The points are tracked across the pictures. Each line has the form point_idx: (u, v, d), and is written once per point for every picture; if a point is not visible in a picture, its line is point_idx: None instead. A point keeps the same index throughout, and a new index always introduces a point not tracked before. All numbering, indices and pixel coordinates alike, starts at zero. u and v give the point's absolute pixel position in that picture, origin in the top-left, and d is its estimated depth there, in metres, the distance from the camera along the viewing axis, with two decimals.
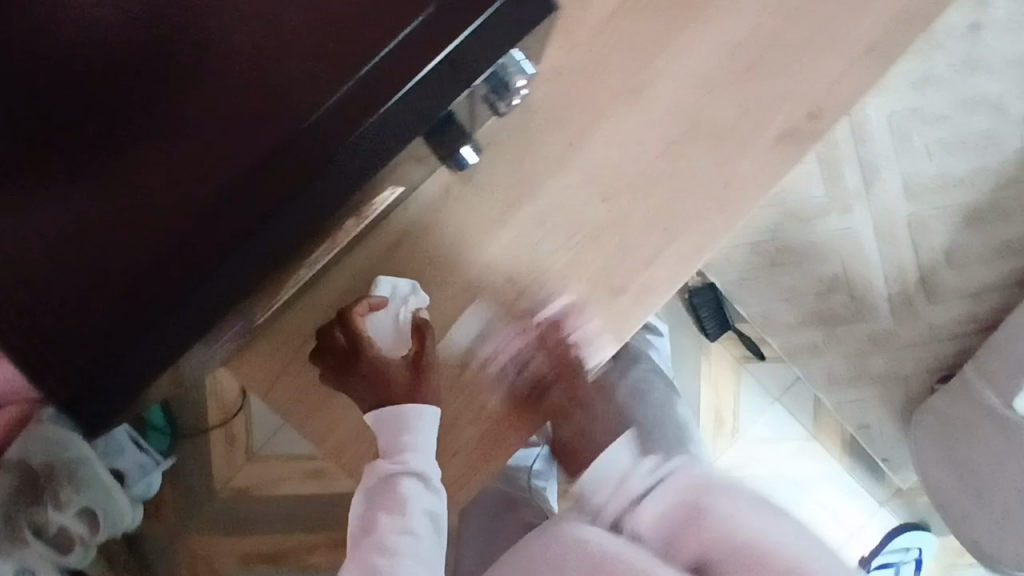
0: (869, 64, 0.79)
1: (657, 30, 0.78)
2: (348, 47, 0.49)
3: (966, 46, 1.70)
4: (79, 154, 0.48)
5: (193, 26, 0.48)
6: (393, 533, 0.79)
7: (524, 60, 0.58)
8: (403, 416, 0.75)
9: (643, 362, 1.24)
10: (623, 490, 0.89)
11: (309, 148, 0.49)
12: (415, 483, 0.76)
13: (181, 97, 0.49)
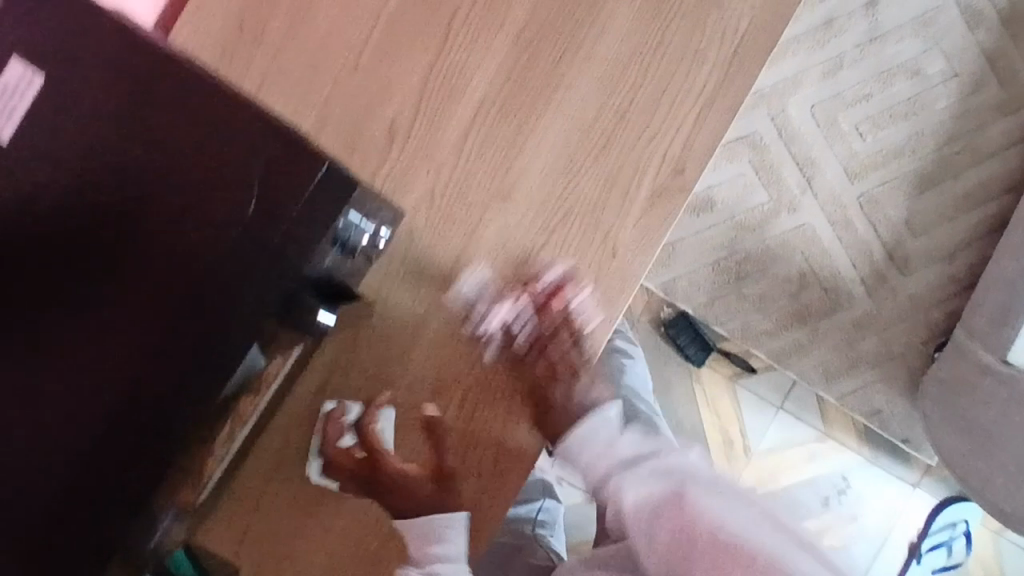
0: (717, 111, 0.83)
1: (512, 132, 0.83)
2: (194, 246, 0.56)
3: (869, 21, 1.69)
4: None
5: (58, 262, 0.56)
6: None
7: (364, 217, 0.66)
8: (435, 526, 0.78)
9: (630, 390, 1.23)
10: (608, 446, 0.85)
11: (186, 332, 0.57)
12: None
13: (65, 321, 0.56)
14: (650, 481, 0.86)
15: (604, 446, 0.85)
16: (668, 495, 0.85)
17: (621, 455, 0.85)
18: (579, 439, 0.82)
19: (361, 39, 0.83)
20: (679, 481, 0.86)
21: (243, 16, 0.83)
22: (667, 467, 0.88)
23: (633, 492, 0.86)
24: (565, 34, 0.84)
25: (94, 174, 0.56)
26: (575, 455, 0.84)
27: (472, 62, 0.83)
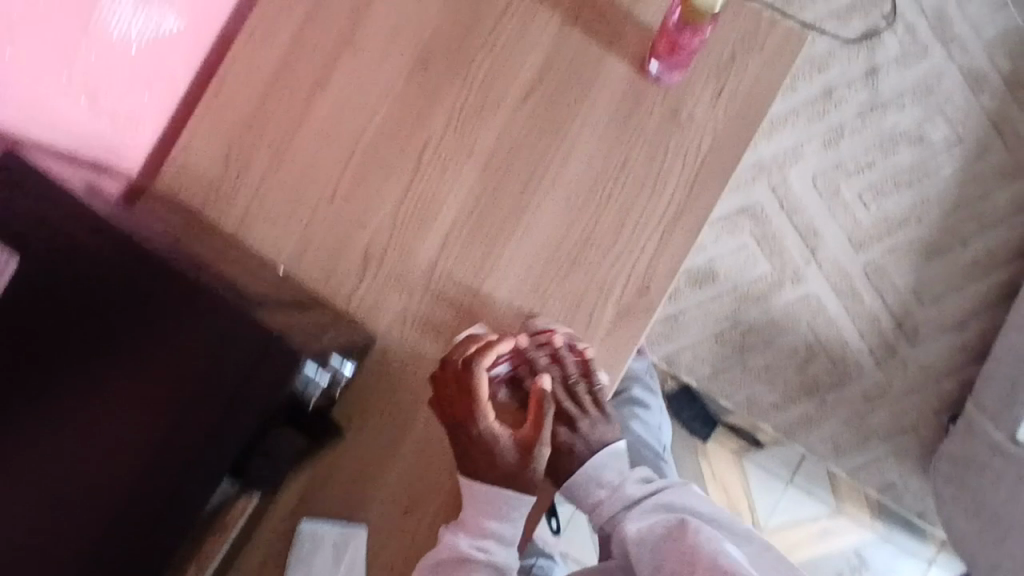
0: (679, 232, 0.86)
1: (481, 258, 0.87)
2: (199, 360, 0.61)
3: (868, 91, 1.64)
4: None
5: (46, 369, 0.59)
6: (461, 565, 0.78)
7: (317, 371, 0.69)
8: (501, 499, 0.79)
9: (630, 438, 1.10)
10: (613, 489, 0.80)
11: (191, 434, 0.61)
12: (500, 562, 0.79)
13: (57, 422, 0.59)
14: (655, 512, 0.76)
15: (610, 486, 0.80)
16: (660, 527, 0.73)
17: (626, 496, 0.79)
18: (589, 474, 0.82)
19: (337, 170, 0.87)
20: (674, 505, 0.76)
21: (226, 154, 0.87)
22: (653, 500, 0.77)
23: (639, 523, 0.75)
24: (532, 160, 0.87)
25: (88, 285, 0.61)
26: (579, 484, 0.82)
27: (443, 190, 0.87)
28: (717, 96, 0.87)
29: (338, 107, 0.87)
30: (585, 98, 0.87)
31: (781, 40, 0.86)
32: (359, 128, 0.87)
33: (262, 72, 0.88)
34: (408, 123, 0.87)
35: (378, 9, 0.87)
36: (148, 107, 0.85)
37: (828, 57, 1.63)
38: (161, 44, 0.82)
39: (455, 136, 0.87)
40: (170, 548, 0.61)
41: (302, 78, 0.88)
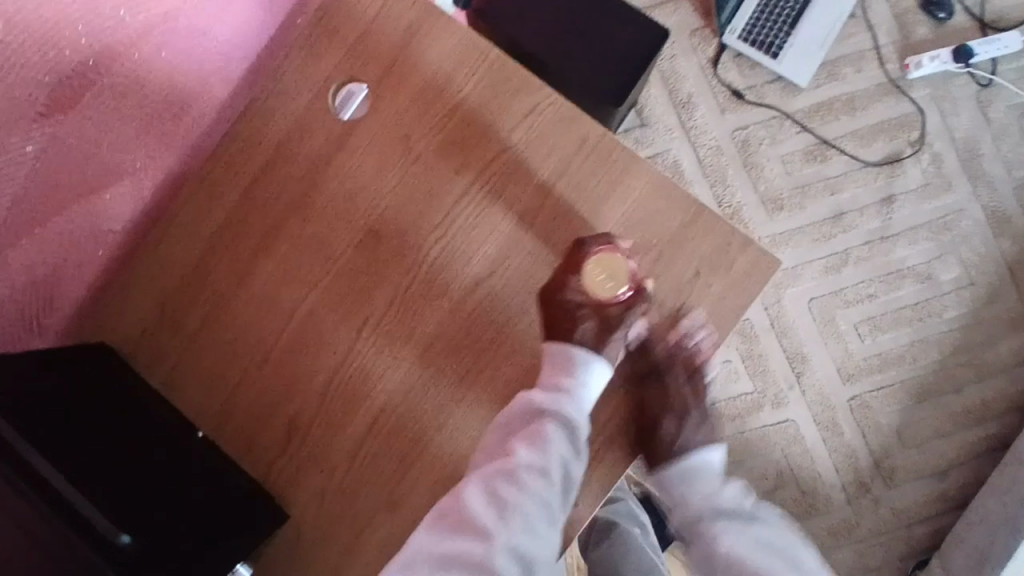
0: (616, 445, 0.81)
1: (410, 442, 0.81)
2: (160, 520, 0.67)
3: (882, 219, 1.58)
4: None
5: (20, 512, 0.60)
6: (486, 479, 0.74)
7: None
8: (571, 355, 0.77)
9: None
10: (704, 497, 0.78)
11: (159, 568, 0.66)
12: (519, 491, 0.73)
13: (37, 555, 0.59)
14: (732, 536, 0.75)
15: (705, 494, 0.79)
16: (720, 559, 0.74)
17: (717, 504, 0.77)
18: (683, 471, 0.80)
19: (269, 337, 0.84)
20: (743, 554, 0.73)
21: (165, 302, 0.85)
22: (729, 543, 0.74)
23: (729, 543, 0.74)
24: (468, 353, 0.82)
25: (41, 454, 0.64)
26: (675, 483, 0.81)
27: (373, 369, 0.83)
28: (674, 312, 0.81)
29: (280, 271, 0.84)
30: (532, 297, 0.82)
31: (753, 261, 0.80)
32: (298, 297, 0.84)
33: (209, 224, 0.85)
34: (348, 298, 0.84)
35: (335, 173, 0.84)
36: (90, 261, 0.82)
37: (840, 181, 1.57)
38: (87, 215, 0.78)
39: (393, 320, 0.83)
40: None
41: (249, 234, 0.85)
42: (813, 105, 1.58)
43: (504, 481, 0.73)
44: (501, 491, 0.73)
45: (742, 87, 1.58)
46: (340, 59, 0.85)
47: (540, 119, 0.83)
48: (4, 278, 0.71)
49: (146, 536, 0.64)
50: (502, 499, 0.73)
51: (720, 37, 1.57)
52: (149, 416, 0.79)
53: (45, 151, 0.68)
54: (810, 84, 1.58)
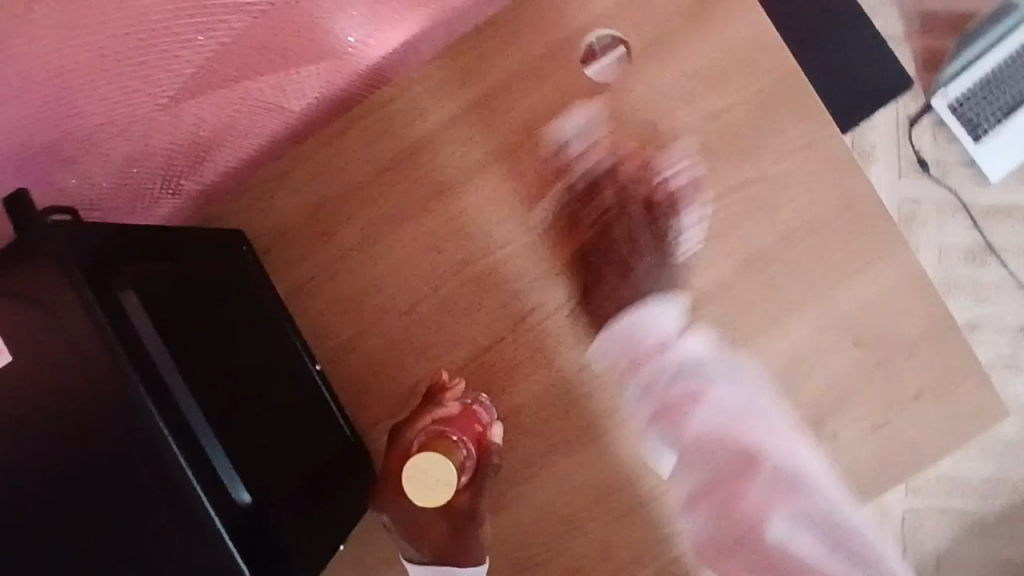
0: None
1: (541, 452, 0.74)
2: (297, 385, 0.69)
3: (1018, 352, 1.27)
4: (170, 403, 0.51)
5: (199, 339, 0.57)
6: (655, 421, 0.68)
7: (347, 481, 0.69)
8: None
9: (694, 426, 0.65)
10: (688, 396, 0.65)
11: (300, 427, 0.66)
12: (706, 424, 0.64)
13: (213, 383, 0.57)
14: (780, 497, 0.60)
15: (662, 333, 0.67)
16: (746, 518, 0.60)
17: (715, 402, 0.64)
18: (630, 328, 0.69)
19: (424, 292, 0.74)
20: (772, 505, 0.60)
21: (323, 203, 0.74)
22: (769, 441, 0.63)
23: (782, 521, 0.59)
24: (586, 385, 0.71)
25: (198, 297, 0.60)
26: (658, 394, 0.67)
27: (528, 365, 0.73)
28: (877, 424, 0.72)
29: (457, 225, 0.73)
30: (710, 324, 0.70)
31: (979, 405, 0.71)
32: (468, 258, 0.73)
33: (399, 140, 0.73)
34: (526, 276, 0.73)
35: (556, 137, 0.72)
36: (257, 135, 0.70)
37: (992, 290, 1.26)
38: (285, 85, 0.65)
39: (562, 324, 0.73)
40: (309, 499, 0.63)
41: (438, 170, 0.73)
42: (997, 205, 1.28)
43: (704, 411, 0.64)
44: (656, 422, 0.67)
45: (926, 154, 1.29)
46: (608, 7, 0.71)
47: (810, 163, 0.70)
48: (164, 128, 0.60)
49: (263, 493, 0.57)
50: (691, 451, 0.65)
51: (926, 97, 1.28)
52: (279, 340, 0.69)
53: (271, 11, 0.56)
54: (1003, 180, 1.27)
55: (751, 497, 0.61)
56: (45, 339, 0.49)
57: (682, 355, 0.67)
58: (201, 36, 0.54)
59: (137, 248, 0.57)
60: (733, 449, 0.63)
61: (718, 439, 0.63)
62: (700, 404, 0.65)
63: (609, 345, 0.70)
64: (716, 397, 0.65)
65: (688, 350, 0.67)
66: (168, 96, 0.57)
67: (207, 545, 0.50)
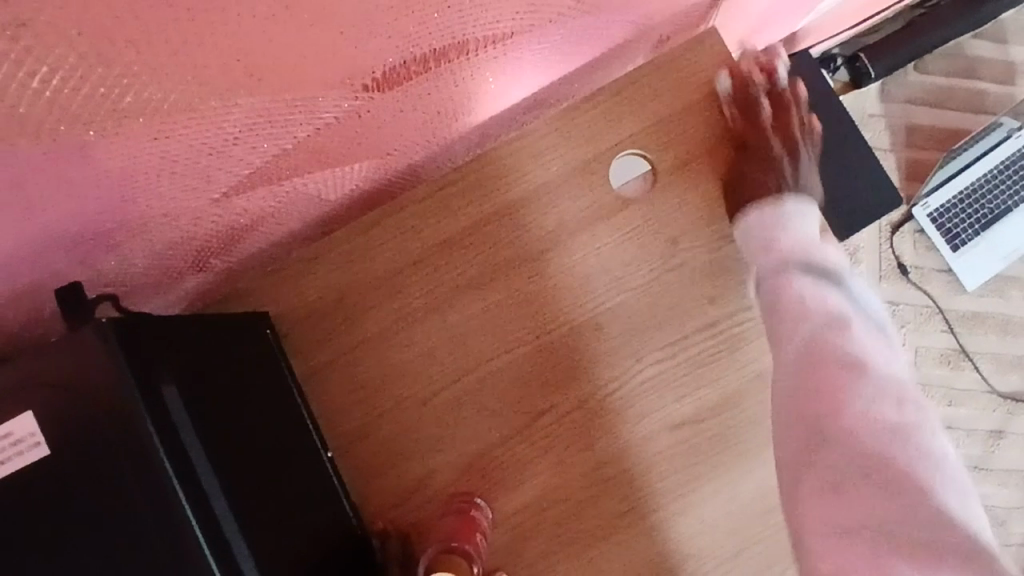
0: None
1: (544, 552, 0.74)
2: (313, 463, 0.69)
3: (978, 450, 1.37)
4: (198, 487, 0.51)
5: (230, 423, 0.58)
6: (787, 308, 0.67)
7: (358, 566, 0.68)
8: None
9: (813, 265, 0.70)
10: (790, 242, 0.71)
11: (317, 508, 0.66)
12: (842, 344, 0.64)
13: (241, 465, 0.57)
14: (868, 352, 0.63)
15: (797, 241, 0.71)
16: (829, 445, 0.58)
17: (785, 250, 0.70)
18: (749, 231, 0.72)
19: (438, 385, 0.75)
20: (909, 430, 0.57)
21: (348, 288, 0.76)
22: (903, 373, 0.65)
23: (841, 341, 0.64)
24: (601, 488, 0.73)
25: (227, 380, 0.61)
26: (767, 224, 0.72)
27: (543, 461, 0.74)
28: None
29: (481, 320, 0.75)
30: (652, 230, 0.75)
31: None
32: (487, 354, 0.75)
33: (432, 233, 0.76)
34: (550, 370, 0.75)
35: (581, 245, 0.75)
36: (291, 223, 0.72)
37: (962, 395, 1.37)
38: (330, 178, 0.67)
39: (575, 422, 0.74)
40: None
41: (469, 263, 0.76)
42: (969, 312, 1.38)
43: (812, 293, 0.68)
44: (767, 262, 0.70)
45: (905, 261, 1.38)
46: (772, 122, 0.78)
47: None
48: (210, 218, 0.62)
49: None
50: (799, 347, 0.65)
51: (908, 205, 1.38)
52: (297, 423, 0.70)
53: (333, 124, 0.57)
54: (976, 288, 1.37)
55: (838, 382, 0.61)
56: (82, 428, 0.50)
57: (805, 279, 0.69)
58: (267, 144, 0.55)
59: (176, 335, 0.57)
60: (842, 359, 0.62)
61: (831, 353, 0.63)
62: (810, 318, 0.66)
63: (766, 218, 0.72)
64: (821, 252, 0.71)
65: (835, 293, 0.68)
66: (220, 192, 0.59)
67: None
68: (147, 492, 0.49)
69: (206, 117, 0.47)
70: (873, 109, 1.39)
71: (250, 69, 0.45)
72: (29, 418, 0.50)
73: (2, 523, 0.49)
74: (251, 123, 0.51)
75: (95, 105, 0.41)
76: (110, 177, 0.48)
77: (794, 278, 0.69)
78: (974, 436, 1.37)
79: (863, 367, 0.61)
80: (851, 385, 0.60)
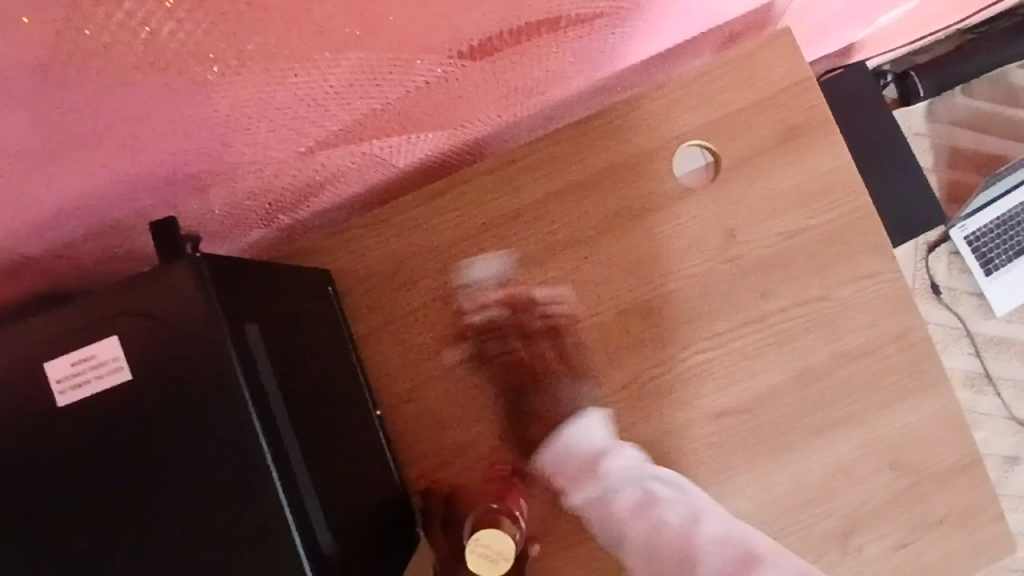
0: None
1: (582, 528, 0.75)
2: (366, 419, 0.71)
3: (994, 475, 1.37)
4: (272, 422, 0.53)
5: (300, 370, 0.60)
6: (601, 496, 0.69)
7: (402, 522, 0.70)
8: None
9: (612, 466, 0.70)
10: (597, 450, 0.72)
11: (369, 461, 0.68)
12: (633, 498, 0.67)
13: (308, 410, 0.59)
14: (696, 524, 0.60)
15: (598, 446, 0.72)
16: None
17: (607, 465, 0.70)
18: (569, 436, 0.73)
19: (486, 357, 0.77)
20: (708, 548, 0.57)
21: (408, 254, 0.78)
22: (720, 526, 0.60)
23: (653, 492, 0.67)
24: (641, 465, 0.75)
25: (298, 330, 0.63)
26: (568, 454, 0.73)
27: None
28: (899, 545, 0.75)
29: (533, 297, 0.77)
30: (708, 221, 0.76)
31: (995, 541, 0.75)
32: (538, 330, 0.77)
33: (494, 208, 0.77)
34: (598, 352, 0.76)
35: (637, 231, 0.77)
36: (359, 186, 0.74)
37: (983, 418, 1.37)
38: (405, 144, 0.69)
39: (620, 404, 0.76)
40: (376, 532, 0.64)
41: (529, 239, 0.77)
42: (998, 337, 1.38)
43: (636, 496, 0.67)
44: (586, 481, 0.71)
45: (938, 279, 1.38)
46: None
47: (867, 289, 0.75)
48: (290, 171, 0.64)
49: (341, 526, 0.57)
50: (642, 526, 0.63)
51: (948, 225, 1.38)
52: (352, 379, 0.71)
53: (421, 89, 0.59)
54: (1007, 315, 1.38)
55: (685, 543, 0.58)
56: (168, 356, 0.51)
57: (586, 449, 0.72)
58: (359, 102, 0.57)
59: (256, 279, 0.59)
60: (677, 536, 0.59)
61: (674, 532, 0.60)
62: (624, 499, 0.68)
63: (574, 437, 0.73)
64: (614, 462, 0.71)
65: (616, 454, 0.71)
66: (305, 146, 0.60)
67: (280, 566, 0.51)
68: (228, 421, 0.51)
69: (313, 68, 0.49)
70: (919, 127, 1.39)
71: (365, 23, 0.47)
72: (116, 341, 0.52)
73: (85, 439, 0.51)
74: (350, 78, 0.53)
75: (224, 43, 0.43)
76: (213, 117, 0.50)
77: (591, 483, 0.70)
78: (991, 461, 1.38)
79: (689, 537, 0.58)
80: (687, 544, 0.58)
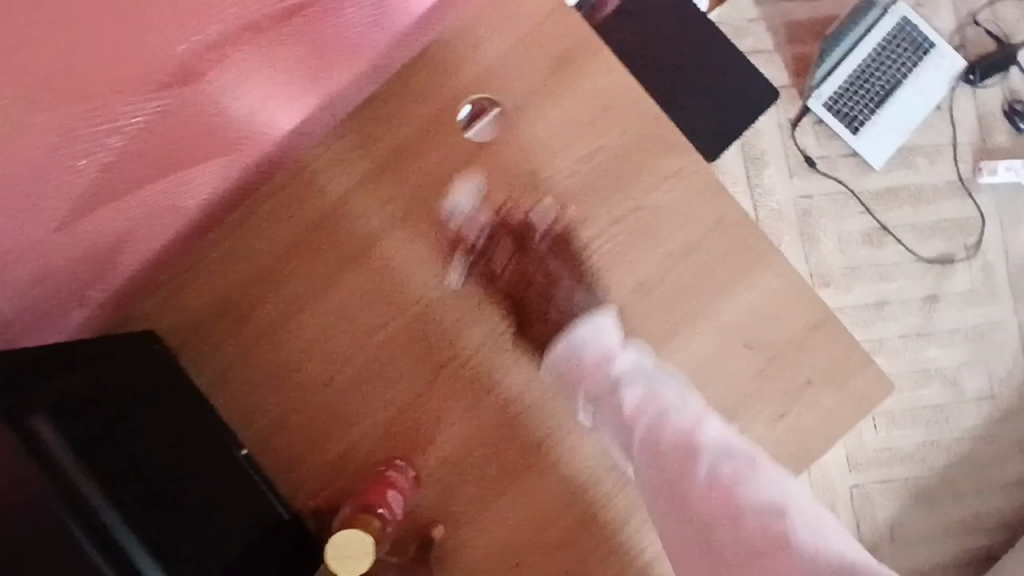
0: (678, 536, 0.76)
1: (483, 491, 0.75)
2: (226, 461, 0.69)
3: (918, 319, 1.37)
4: (74, 499, 0.52)
5: (116, 435, 0.59)
6: (630, 402, 0.69)
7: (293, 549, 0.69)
8: None
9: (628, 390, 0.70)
10: (603, 356, 0.72)
11: (234, 501, 0.67)
12: (637, 398, 0.69)
13: (131, 474, 0.58)
14: (712, 439, 0.66)
15: (604, 352, 0.72)
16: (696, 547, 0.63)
17: (614, 369, 0.71)
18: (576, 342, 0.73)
19: (339, 363, 0.76)
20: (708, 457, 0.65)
21: (233, 289, 0.77)
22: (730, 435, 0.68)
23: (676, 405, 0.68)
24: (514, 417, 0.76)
25: (112, 397, 0.61)
26: (575, 349, 0.73)
27: (457, 409, 0.76)
28: (777, 418, 0.77)
29: (365, 293, 0.77)
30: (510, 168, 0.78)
31: (867, 383, 0.77)
32: (379, 322, 0.77)
33: (302, 218, 0.77)
34: (438, 328, 0.77)
35: (445, 199, 0.78)
36: (159, 239, 0.72)
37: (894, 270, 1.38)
38: (179, 181, 0.67)
39: (477, 368, 0.76)
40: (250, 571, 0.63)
41: (344, 237, 0.77)
42: (880, 190, 1.40)
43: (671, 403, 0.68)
44: (594, 394, 0.72)
45: (809, 152, 1.40)
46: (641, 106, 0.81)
47: (673, 189, 0.77)
48: (64, 246, 0.62)
49: None
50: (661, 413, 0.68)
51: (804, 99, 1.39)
52: (202, 426, 0.70)
53: (149, 126, 0.59)
54: (883, 166, 1.39)
55: (689, 446, 0.66)
56: None
57: (594, 348, 0.73)
58: (83, 161, 0.56)
59: (40, 366, 0.58)
60: (687, 446, 0.66)
61: (676, 443, 0.66)
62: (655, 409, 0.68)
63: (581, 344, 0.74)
64: (621, 369, 0.71)
65: (623, 361, 0.72)
66: (57, 221, 0.59)
67: None
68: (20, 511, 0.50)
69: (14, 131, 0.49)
70: (750, 13, 1.40)
71: (31, 64, 0.48)
72: None
73: None
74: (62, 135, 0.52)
75: None
76: None
77: (600, 385, 0.72)
78: (911, 307, 1.38)
79: (720, 461, 0.64)
80: (707, 453, 0.65)
